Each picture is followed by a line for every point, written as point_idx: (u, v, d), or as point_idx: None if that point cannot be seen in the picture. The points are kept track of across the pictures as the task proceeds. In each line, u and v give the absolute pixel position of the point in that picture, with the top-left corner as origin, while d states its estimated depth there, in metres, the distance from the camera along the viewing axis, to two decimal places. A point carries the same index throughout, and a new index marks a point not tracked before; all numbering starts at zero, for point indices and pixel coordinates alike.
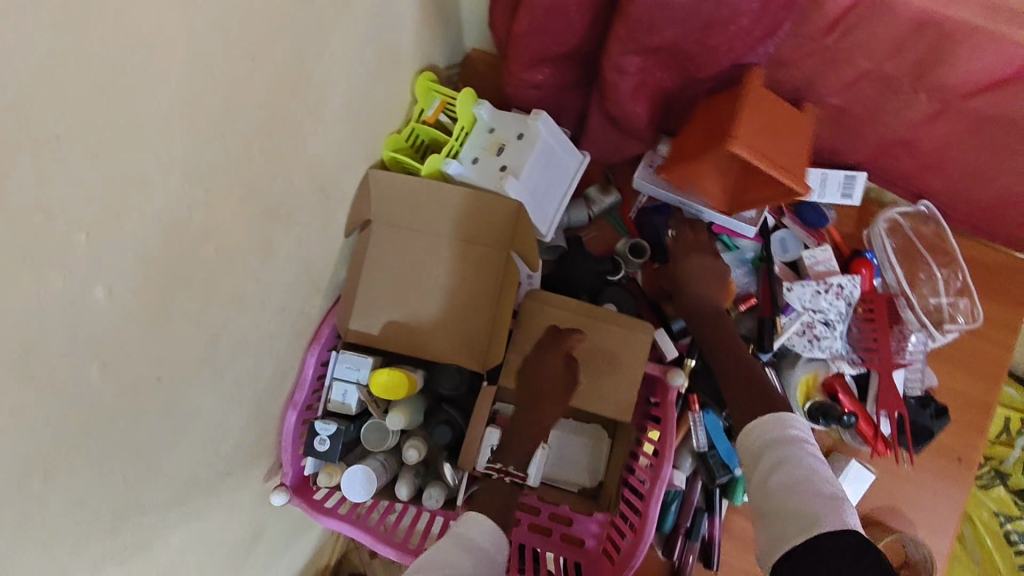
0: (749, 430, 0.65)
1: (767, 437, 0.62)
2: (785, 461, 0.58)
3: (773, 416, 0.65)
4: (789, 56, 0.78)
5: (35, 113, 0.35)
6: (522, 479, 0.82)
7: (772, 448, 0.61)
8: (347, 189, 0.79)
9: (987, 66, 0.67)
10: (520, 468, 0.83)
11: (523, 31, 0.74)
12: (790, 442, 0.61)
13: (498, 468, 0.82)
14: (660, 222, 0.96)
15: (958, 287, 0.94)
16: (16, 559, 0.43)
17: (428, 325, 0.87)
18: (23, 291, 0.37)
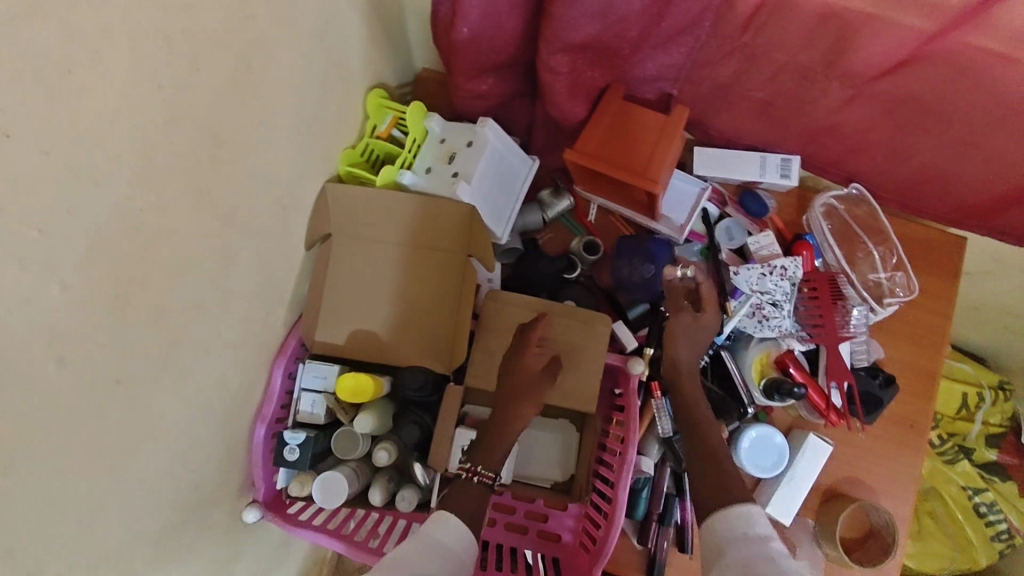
0: (715, 523, 0.67)
1: (734, 530, 0.65)
2: (742, 554, 0.61)
3: (743, 509, 0.68)
4: (712, 54, 0.83)
5: None
6: (489, 479, 0.78)
7: (735, 543, 0.64)
8: (305, 202, 0.82)
9: (884, 50, 0.73)
10: (489, 469, 0.80)
11: (463, 43, 0.78)
12: (752, 538, 0.64)
13: (468, 467, 0.79)
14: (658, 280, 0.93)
15: (894, 262, 1.01)
16: None
17: (394, 330, 0.90)
18: None
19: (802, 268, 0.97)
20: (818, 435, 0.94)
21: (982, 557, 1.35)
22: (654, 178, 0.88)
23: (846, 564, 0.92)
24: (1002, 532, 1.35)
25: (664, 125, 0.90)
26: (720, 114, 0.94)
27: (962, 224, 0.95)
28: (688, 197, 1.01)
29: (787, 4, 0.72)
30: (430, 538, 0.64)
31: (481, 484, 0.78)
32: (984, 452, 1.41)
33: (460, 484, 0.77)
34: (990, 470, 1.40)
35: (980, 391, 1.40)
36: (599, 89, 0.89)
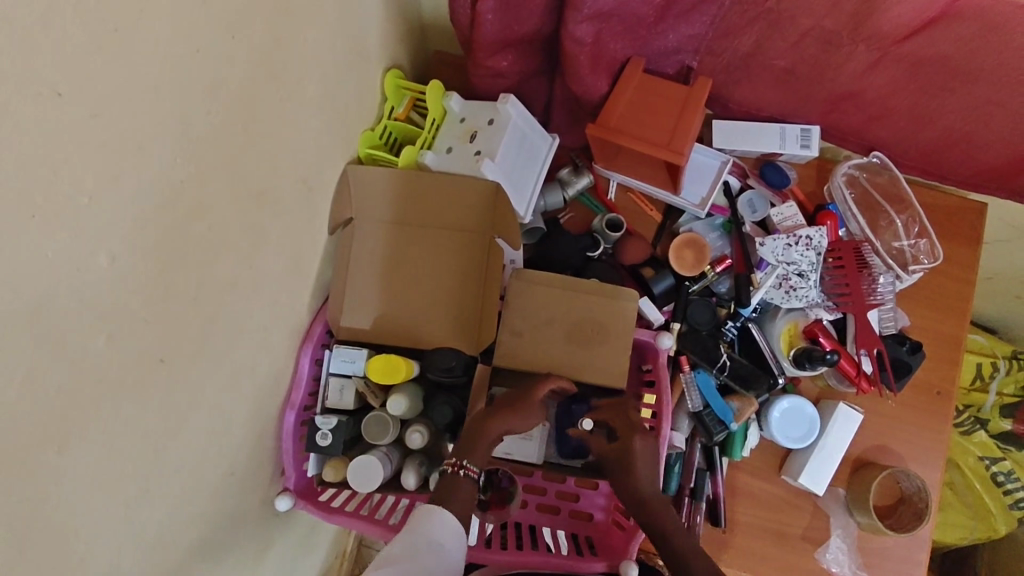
0: None
1: None
2: None
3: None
4: (735, 22, 0.83)
5: (38, 60, 0.36)
6: (476, 473, 0.73)
7: None
8: (327, 183, 0.81)
9: (912, 10, 0.73)
10: (476, 463, 0.74)
11: (486, 16, 0.77)
12: None
13: (452, 462, 0.74)
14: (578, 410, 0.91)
15: (917, 230, 1.00)
16: (33, 525, 0.43)
17: (421, 314, 0.89)
18: (27, 241, 0.38)
19: (827, 238, 0.97)
20: (848, 405, 0.93)
21: (1001, 526, 1.36)
22: (679, 150, 0.87)
23: (880, 532, 0.92)
24: (1020, 500, 1.35)
25: (687, 97, 0.88)
26: (741, 84, 0.93)
27: (982, 187, 0.97)
28: (709, 171, 1.00)
29: None
30: (422, 533, 0.64)
31: (470, 480, 0.72)
32: (999, 422, 1.42)
33: (447, 481, 0.72)
34: (1005, 440, 1.41)
35: (994, 361, 1.41)
36: (621, 61, 0.88)
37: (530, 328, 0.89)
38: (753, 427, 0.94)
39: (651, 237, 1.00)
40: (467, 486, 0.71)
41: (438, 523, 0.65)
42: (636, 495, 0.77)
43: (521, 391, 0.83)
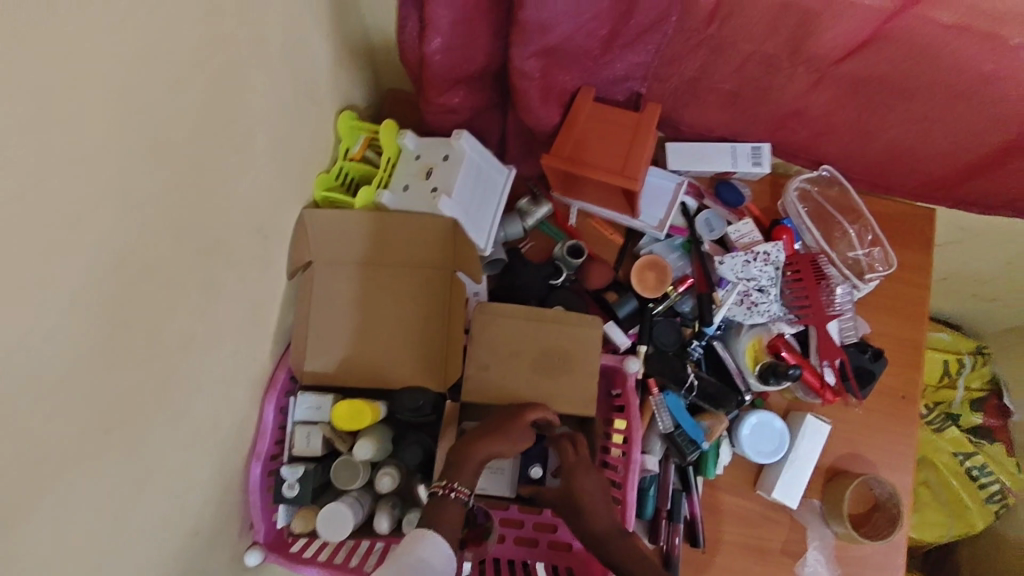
0: None
1: None
2: None
3: None
4: (679, 49, 0.84)
5: None
6: (466, 495, 0.74)
7: None
8: (282, 229, 0.80)
9: (844, 33, 0.75)
10: (466, 485, 0.76)
11: (432, 55, 0.77)
12: None
13: (442, 485, 0.75)
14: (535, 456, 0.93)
15: (870, 239, 1.03)
16: None
17: (387, 354, 0.89)
18: None
19: (784, 252, 0.98)
20: (815, 415, 0.95)
21: (980, 523, 1.38)
22: (633, 175, 0.87)
23: (856, 540, 0.92)
24: (995, 493, 1.38)
25: (638, 125, 0.88)
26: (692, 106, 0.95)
27: (929, 198, 1.01)
28: (665, 193, 1.01)
29: None
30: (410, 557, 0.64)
31: (459, 501, 0.73)
32: (970, 416, 1.46)
33: (436, 501, 0.73)
34: (976, 434, 1.46)
35: (960, 357, 1.46)
36: (571, 91, 0.88)
37: (497, 362, 0.89)
38: (724, 445, 0.94)
39: (614, 261, 1.01)
40: (455, 508, 0.73)
41: (426, 545, 0.66)
42: (609, 527, 0.77)
43: (504, 417, 0.83)
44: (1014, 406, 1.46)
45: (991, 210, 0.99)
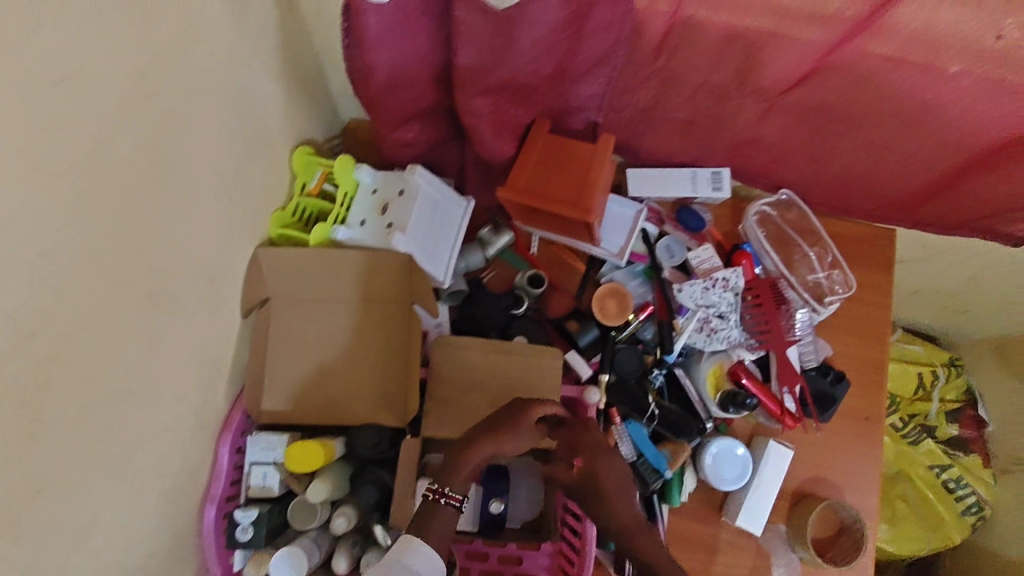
0: None
1: None
2: None
3: None
4: (631, 82, 0.84)
5: None
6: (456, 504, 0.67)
7: None
8: (234, 269, 0.79)
9: (789, 66, 0.75)
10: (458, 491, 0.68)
11: (377, 98, 0.74)
12: None
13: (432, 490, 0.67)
14: (500, 487, 0.94)
15: (830, 261, 1.03)
16: None
17: (344, 391, 0.89)
18: None
19: (743, 277, 0.98)
20: (778, 441, 0.95)
21: (957, 535, 1.38)
22: (587, 209, 0.87)
23: (821, 565, 0.92)
24: (971, 505, 1.39)
25: (592, 154, 0.89)
26: (649, 133, 0.96)
27: (889, 219, 1.01)
28: (625, 221, 1.00)
29: (693, 30, 0.72)
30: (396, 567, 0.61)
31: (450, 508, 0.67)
32: (946, 428, 1.46)
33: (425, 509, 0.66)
34: (952, 445, 1.45)
35: (934, 369, 1.46)
36: (527, 124, 0.88)
37: (457, 395, 0.90)
38: (688, 473, 0.94)
39: (576, 288, 1.01)
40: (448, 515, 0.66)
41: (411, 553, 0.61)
42: None
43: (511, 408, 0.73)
44: (989, 416, 1.46)
45: (949, 230, 1.00)
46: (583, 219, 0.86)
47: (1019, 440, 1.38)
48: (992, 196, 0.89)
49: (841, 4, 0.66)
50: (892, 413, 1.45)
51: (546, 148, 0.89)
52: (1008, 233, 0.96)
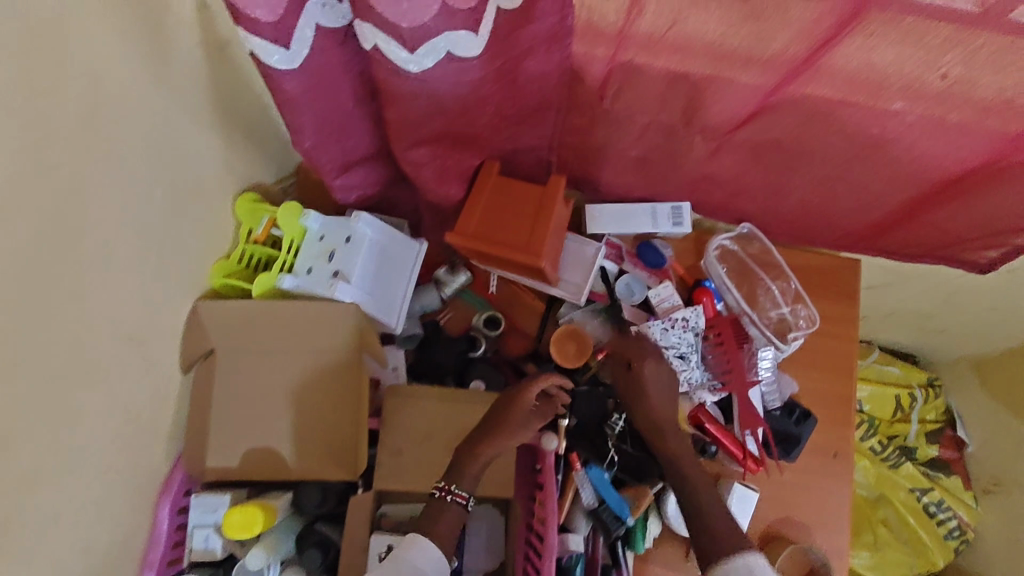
0: None
1: None
2: None
3: None
4: (578, 121, 0.82)
5: None
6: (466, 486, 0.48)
7: None
8: (170, 326, 0.77)
9: (732, 107, 0.74)
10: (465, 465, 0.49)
11: (307, 150, 0.71)
12: None
13: None
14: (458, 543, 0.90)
15: (793, 294, 1.01)
16: None
17: (286, 447, 0.85)
18: None
19: (704, 316, 0.97)
20: (743, 484, 0.93)
21: (939, 560, 1.33)
22: (537, 253, 0.84)
23: None
24: (953, 529, 1.34)
25: (542, 197, 0.86)
26: (604, 170, 0.94)
27: (853, 247, 1.00)
28: (583, 261, 0.96)
29: (633, 74, 0.71)
30: None
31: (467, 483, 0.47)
32: (926, 449, 1.42)
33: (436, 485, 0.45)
34: (933, 467, 1.40)
35: (911, 392, 1.42)
36: (475, 165, 0.86)
37: (410, 445, 0.87)
38: (654, 517, 0.92)
39: (536, 329, 0.98)
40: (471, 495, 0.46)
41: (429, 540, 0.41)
42: None
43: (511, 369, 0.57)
44: (969, 438, 1.39)
45: (915, 258, 0.99)
46: (534, 264, 0.84)
47: (1004, 463, 1.29)
48: (950, 226, 0.89)
49: (779, 46, 0.64)
50: (871, 436, 1.41)
51: (497, 190, 0.87)
52: (972, 258, 0.96)
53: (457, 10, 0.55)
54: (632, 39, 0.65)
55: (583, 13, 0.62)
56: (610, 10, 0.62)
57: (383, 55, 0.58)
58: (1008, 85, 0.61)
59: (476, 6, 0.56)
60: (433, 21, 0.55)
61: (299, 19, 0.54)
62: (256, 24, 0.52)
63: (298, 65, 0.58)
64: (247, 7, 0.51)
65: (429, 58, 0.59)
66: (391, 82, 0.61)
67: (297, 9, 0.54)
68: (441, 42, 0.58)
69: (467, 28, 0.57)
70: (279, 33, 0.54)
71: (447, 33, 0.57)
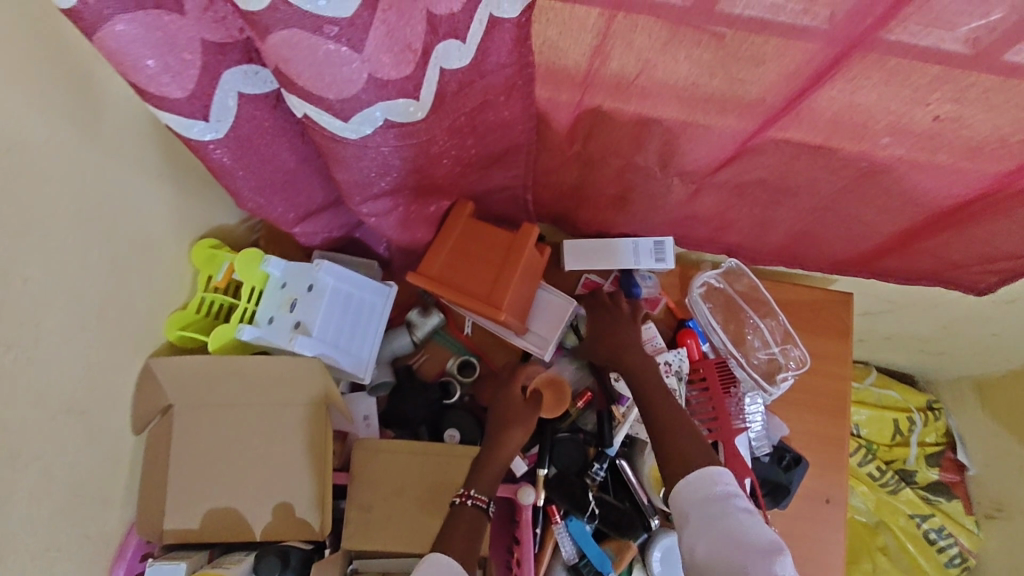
0: None
1: None
2: None
3: None
4: (550, 162, 0.79)
5: None
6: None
7: None
8: (120, 389, 0.73)
9: (709, 148, 0.70)
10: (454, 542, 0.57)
11: (251, 210, 0.70)
12: None
13: None
14: None
15: (782, 333, 0.96)
16: None
17: (247, 507, 0.81)
18: None
19: (688, 358, 0.94)
20: None
21: None
22: (499, 305, 0.80)
23: None
24: (955, 556, 1.28)
25: (511, 244, 0.82)
26: (582, 208, 0.90)
27: (846, 272, 0.95)
28: (554, 311, 0.91)
29: (603, 118, 0.67)
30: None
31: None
32: (926, 472, 1.35)
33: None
34: (934, 491, 1.33)
35: (909, 414, 1.36)
36: (450, 203, 0.82)
37: (380, 501, 0.83)
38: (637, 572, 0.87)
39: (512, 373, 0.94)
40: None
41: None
42: None
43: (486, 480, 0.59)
44: (970, 461, 1.32)
45: (910, 281, 0.94)
46: (495, 317, 0.80)
47: (1004, 487, 1.24)
48: (947, 256, 0.84)
49: (757, 93, 0.59)
50: (868, 461, 1.32)
51: (465, 233, 0.83)
52: (969, 282, 0.91)
53: (390, 80, 0.51)
54: (599, 83, 0.61)
55: (543, 55, 0.58)
56: (575, 54, 0.57)
57: (315, 122, 0.55)
58: (1003, 124, 0.57)
59: (412, 74, 0.52)
60: (363, 94, 0.52)
61: (215, 91, 0.53)
62: (166, 101, 0.51)
63: (225, 134, 0.57)
64: (152, 86, 0.49)
65: (365, 125, 0.55)
66: (331, 148, 0.58)
67: (212, 82, 0.52)
68: (376, 110, 0.54)
69: (405, 96, 0.54)
70: (193, 108, 0.53)
71: (382, 103, 0.54)
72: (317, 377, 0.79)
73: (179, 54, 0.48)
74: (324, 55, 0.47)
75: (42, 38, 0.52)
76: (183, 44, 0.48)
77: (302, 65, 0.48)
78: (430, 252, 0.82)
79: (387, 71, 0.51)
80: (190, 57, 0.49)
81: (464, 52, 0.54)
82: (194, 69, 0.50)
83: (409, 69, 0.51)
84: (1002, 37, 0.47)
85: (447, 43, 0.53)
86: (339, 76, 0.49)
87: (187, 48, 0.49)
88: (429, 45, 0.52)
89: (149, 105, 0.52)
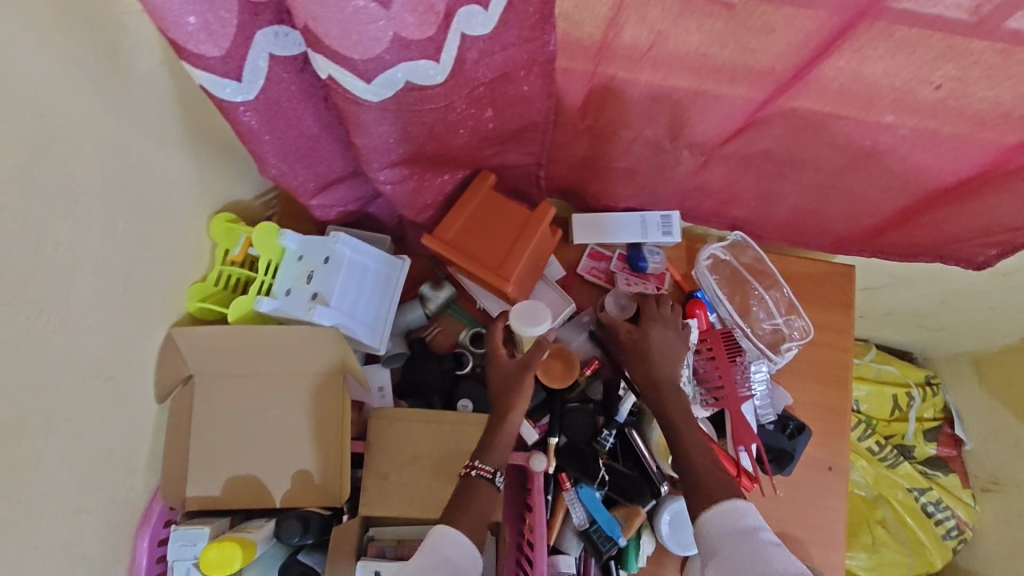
0: None
1: None
2: None
3: None
4: (563, 134, 0.80)
5: None
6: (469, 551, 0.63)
7: None
8: (145, 355, 0.75)
9: (717, 118, 0.71)
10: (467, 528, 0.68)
11: (274, 175, 0.71)
12: None
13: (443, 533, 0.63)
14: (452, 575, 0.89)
15: (786, 305, 0.98)
16: None
17: (268, 475, 0.83)
18: None
19: (697, 328, 0.95)
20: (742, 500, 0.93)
21: (937, 559, 1.31)
22: (507, 277, 0.82)
23: None
24: (952, 528, 1.31)
25: (527, 221, 0.84)
26: (592, 182, 0.91)
27: (848, 246, 0.97)
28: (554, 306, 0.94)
29: (615, 90, 0.69)
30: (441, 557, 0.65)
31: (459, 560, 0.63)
32: (924, 447, 1.38)
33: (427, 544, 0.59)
34: (931, 465, 1.36)
35: (909, 389, 1.38)
36: (470, 171, 0.83)
37: (395, 470, 0.85)
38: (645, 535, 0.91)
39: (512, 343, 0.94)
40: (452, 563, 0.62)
41: (451, 544, 0.67)
42: None
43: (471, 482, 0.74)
44: (967, 436, 1.35)
45: (910, 256, 0.96)
46: (504, 289, 0.82)
47: (1000, 460, 1.27)
48: (949, 228, 0.86)
49: (767, 62, 0.61)
50: (868, 435, 1.34)
51: (484, 204, 0.84)
52: (968, 255, 0.93)
53: (412, 41, 0.54)
54: (613, 54, 0.62)
55: (561, 26, 0.59)
56: (591, 25, 0.59)
57: (339, 84, 0.57)
58: (1006, 98, 0.58)
59: (434, 36, 0.54)
60: (387, 53, 0.54)
61: (248, 50, 0.54)
62: (202, 59, 0.53)
63: (255, 95, 0.59)
64: (190, 43, 0.51)
65: (386, 89, 0.58)
66: (352, 111, 0.61)
67: (246, 43, 0.54)
68: (398, 72, 0.57)
69: (426, 58, 0.56)
70: (226, 68, 0.55)
71: (404, 64, 0.56)
72: (331, 347, 0.82)
73: (216, 11, 0.50)
74: (352, 10, 0.49)
75: (78, 4, 0.53)
76: (221, 2, 0.50)
77: (330, 24, 0.50)
78: (449, 219, 0.83)
79: (411, 31, 0.53)
80: (227, 15, 0.51)
81: (488, 18, 0.56)
82: (231, 28, 0.52)
83: (431, 31, 0.54)
84: (1006, 4, 0.48)
85: (471, 9, 0.54)
86: (366, 34, 0.51)
87: (223, 7, 0.50)
88: (451, 9, 0.53)
89: (184, 62, 0.54)
